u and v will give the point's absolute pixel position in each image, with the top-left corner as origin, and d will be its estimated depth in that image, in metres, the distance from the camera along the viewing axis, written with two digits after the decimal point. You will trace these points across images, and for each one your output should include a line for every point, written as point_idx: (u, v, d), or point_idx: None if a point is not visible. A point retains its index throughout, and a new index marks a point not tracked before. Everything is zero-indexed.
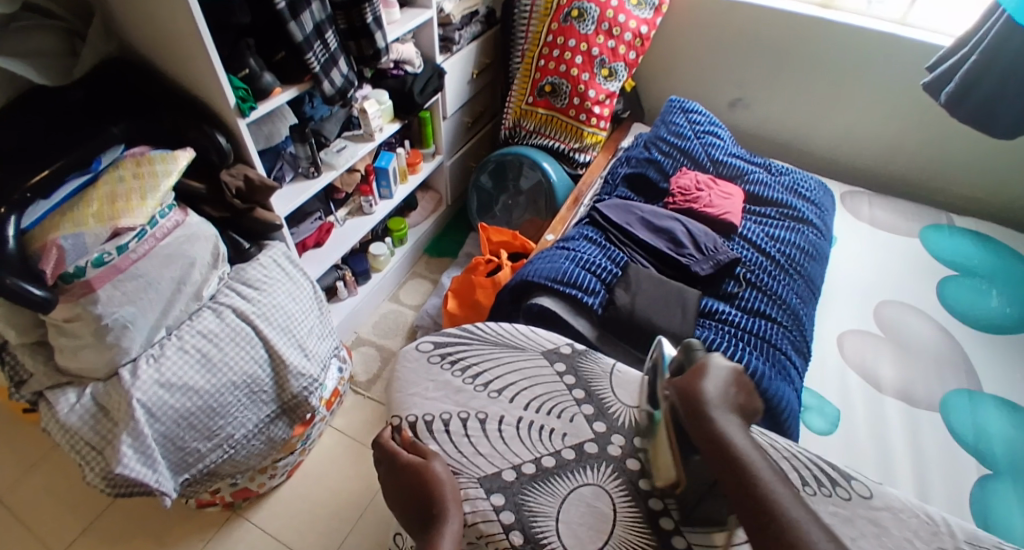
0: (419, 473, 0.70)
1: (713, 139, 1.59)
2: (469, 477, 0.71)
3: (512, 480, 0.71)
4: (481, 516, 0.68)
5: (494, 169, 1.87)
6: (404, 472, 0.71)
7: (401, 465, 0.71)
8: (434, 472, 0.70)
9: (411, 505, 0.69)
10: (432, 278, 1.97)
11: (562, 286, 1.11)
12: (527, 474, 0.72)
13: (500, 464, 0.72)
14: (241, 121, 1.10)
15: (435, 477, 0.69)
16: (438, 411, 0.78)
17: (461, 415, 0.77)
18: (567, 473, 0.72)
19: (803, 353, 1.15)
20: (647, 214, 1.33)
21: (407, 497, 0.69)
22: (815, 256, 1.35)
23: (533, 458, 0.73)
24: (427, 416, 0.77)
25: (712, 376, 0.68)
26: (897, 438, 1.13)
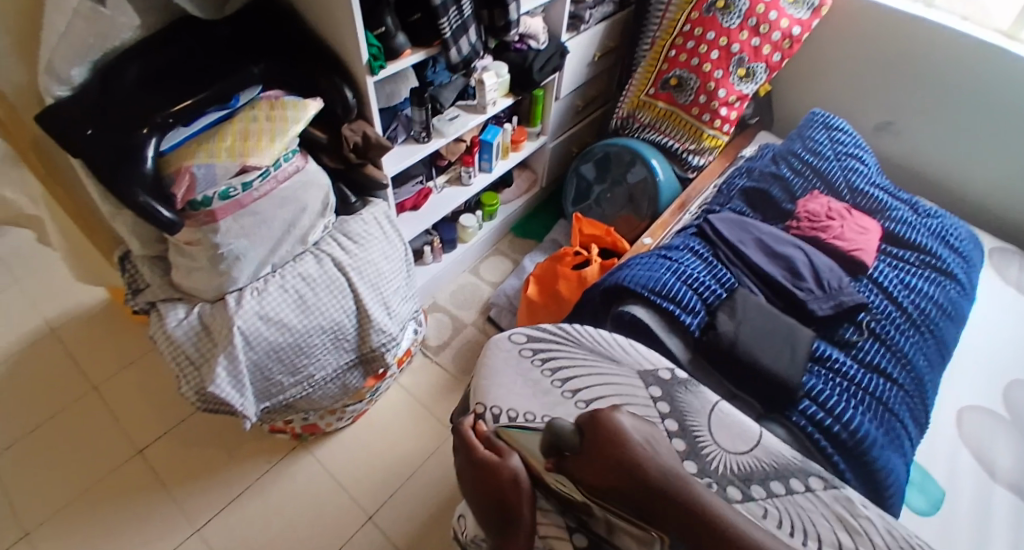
0: (495, 475, 0.69)
1: (856, 164, 1.45)
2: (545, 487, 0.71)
3: None
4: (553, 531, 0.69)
5: (602, 160, 1.81)
6: (478, 470, 0.71)
7: (477, 463, 0.71)
8: (512, 476, 0.69)
9: (487, 505, 0.69)
10: (515, 258, 1.95)
11: (659, 298, 1.05)
12: None
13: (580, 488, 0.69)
14: (369, 79, 1.11)
15: (511, 480, 0.68)
16: (524, 409, 0.76)
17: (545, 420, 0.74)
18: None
19: (920, 423, 1.04)
20: (766, 236, 1.24)
21: (483, 496, 0.70)
22: (951, 315, 1.21)
23: None
24: (511, 411, 0.76)
25: (629, 433, 0.63)
26: (1008, 538, 0.99)
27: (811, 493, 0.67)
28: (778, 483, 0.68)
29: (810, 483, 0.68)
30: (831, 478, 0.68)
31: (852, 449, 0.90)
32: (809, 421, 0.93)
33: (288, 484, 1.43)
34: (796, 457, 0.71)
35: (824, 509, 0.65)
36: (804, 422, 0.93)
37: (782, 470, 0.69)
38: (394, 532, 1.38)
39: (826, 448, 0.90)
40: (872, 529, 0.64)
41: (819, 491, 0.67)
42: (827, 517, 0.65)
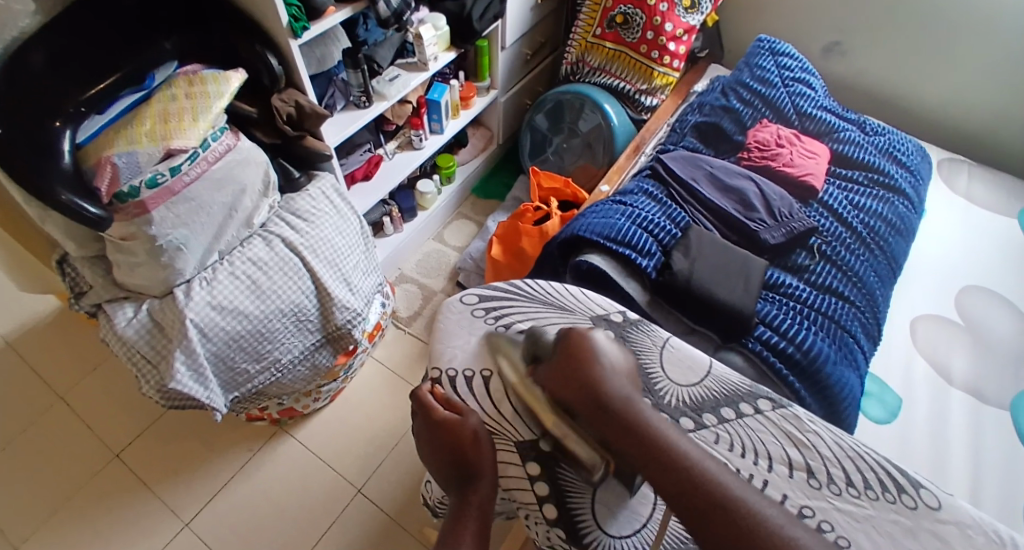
0: (455, 434, 0.74)
1: (803, 89, 1.46)
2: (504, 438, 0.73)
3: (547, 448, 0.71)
4: (516, 482, 0.73)
5: (552, 111, 1.78)
6: (440, 431, 0.76)
7: (439, 425, 0.76)
8: (473, 435, 0.74)
9: (449, 459, 0.76)
10: (478, 220, 1.93)
11: (615, 245, 1.05)
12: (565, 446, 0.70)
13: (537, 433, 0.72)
14: (292, 41, 1.06)
15: (470, 437, 0.74)
16: (479, 367, 0.75)
17: (502, 375, 0.74)
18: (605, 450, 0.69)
19: (873, 337, 1.07)
20: (717, 171, 1.24)
21: (445, 452, 0.76)
22: (900, 230, 1.24)
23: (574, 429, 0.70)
24: (467, 371, 0.75)
25: (598, 359, 0.69)
26: (962, 438, 1.04)
27: (762, 416, 0.68)
28: (729, 409, 0.69)
29: (759, 406, 0.69)
30: (779, 398, 0.69)
31: (806, 367, 0.94)
32: (763, 346, 0.95)
33: (273, 467, 1.43)
34: (744, 381, 0.71)
35: (774, 430, 0.67)
36: (759, 348, 0.95)
37: (731, 397, 0.70)
38: (385, 502, 1.40)
39: (782, 371, 0.93)
40: (821, 443, 0.65)
41: (768, 412, 0.68)
42: (777, 436, 0.67)
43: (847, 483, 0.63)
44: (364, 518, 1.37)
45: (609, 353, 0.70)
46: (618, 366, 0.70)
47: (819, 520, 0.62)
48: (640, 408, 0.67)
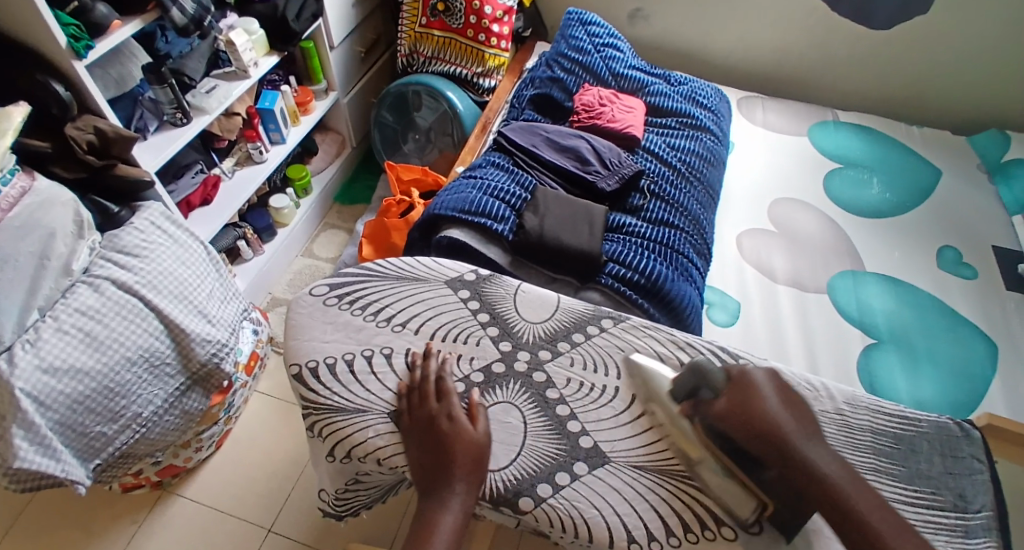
0: (453, 436, 0.68)
1: (613, 52, 1.58)
2: (378, 413, 0.73)
3: None
4: (395, 449, 0.70)
5: (390, 106, 1.77)
6: (434, 426, 0.69)
7: (435, 417, 0.70)
8: (469, 440, 0.68)
9: (430, 459, 0.68)
10: (346, 227, 1.83)
11: (470, 215, 1.07)
12: None
13: (408, 397, 0.74)
14: (76, 63, 1.00)
15: (469, 448, 0.68)
16: (340, 352, 0.78)
17: (364, 354, 0.77)
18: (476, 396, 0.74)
19: (703, 254, 1.21)
20: (552, 134, 1.32)
21: (431, 445, 0.68)
22: (711, 161, 1.39)
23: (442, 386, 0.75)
24: (328, 359, 0.77)
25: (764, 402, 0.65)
26: (795, 324, 1.20)
27: (606, 332, 0.81)
28: (579, 333, 0.80)
29: (604, 325, 0.82)
30: (618, 314, 0.83)
31: (651, 289, 1.05)
32: (615, 279, 1.05)
33: (166, 532, 1.32)
34: (589, 308, 0.84)
35: (617, 342, 0.79)
36: (612, 281, 1.05)
37: (581, 322, 0.82)
38: (298, 532, 1.33)
39: (633, 297, 1.03)
40: (655, 343, 0.80)
41: (611, 328, 0.81)
42: (620, 347, 0.79)
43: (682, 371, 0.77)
44: None
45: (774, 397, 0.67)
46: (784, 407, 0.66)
47: None
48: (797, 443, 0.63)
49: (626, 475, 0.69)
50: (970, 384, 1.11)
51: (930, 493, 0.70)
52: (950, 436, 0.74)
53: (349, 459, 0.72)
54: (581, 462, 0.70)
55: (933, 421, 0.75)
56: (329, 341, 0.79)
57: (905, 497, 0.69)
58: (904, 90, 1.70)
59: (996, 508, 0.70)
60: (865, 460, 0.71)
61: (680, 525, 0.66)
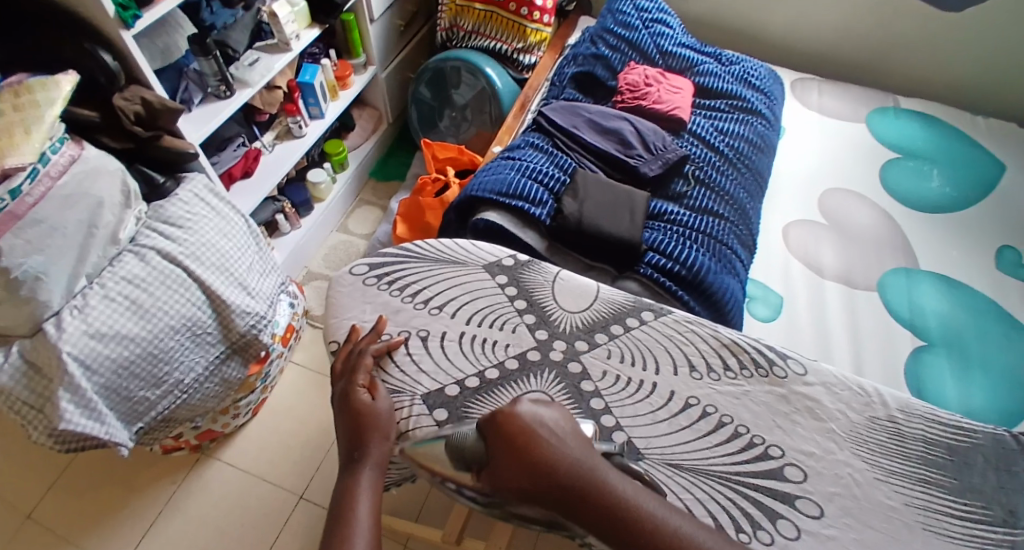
0: (359, 409, 0.70)
1: (663, 29, 1.52)
2: (411, 396, 0.72)
3: (455, 394, 0.72)
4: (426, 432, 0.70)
5: (429, 80, 1.74)
6: (345, 402, 0.71)
7: (347, 394, 0.71)
8: (372, 413, 0.70)
9: (344, 434, 0.70)
10: (381, 205, 1.83)
11: (509, 198, 1.05)
12: (471, 388, 0.73)
13: (444, 381, 0.73)
14: (124, 32, 1.01)
15: (373, 419, 0.69)
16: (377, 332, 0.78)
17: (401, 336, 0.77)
18: (510, 383, 0.73)
19: (748, 246, 1.17)
20: (595, 115, 1.29)
21: (342, 423, 0.71)
22: (761, 147, 1.34)
23: (476, 371, 0.74)
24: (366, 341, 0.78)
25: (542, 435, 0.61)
26: (842, 324, 1.15)
27: (646, 324, 0.78)
28: (618, 324, 0.78)
29: (643, 317, 0.80)
30: (658, 307, 0.80)
31: (692, 281, 1.02)
32: (655, 269, 1.02)
33: (204, 493, 1.37)
34: (629, 298, 0.82)
35: (658, 334, 0.77)
36: (652, 272, 1.02)
37: (621, 312, 0.80)
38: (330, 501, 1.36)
39: (671, 287, 1.01)
40: (698, 338, 0.77)
41: (651, 321, 0.79)
42: (660, 339, 0.77)
43: (724, 368, 0.75)
44: (311, 521, 1.34)
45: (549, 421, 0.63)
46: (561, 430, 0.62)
47: (704, 405, 0.72)
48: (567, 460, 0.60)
49: (659, 473, 0.67)
50: None
51: (983, 508, 0.66)
52: (1005, 449, 0.71)
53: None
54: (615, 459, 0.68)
55: (988, 434, 0.71)
56: (368, 322, 0.79)
57: (954, 511, 0.66)
58: (972, 75, 1.60)
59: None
60: (912, 470, 0.68)
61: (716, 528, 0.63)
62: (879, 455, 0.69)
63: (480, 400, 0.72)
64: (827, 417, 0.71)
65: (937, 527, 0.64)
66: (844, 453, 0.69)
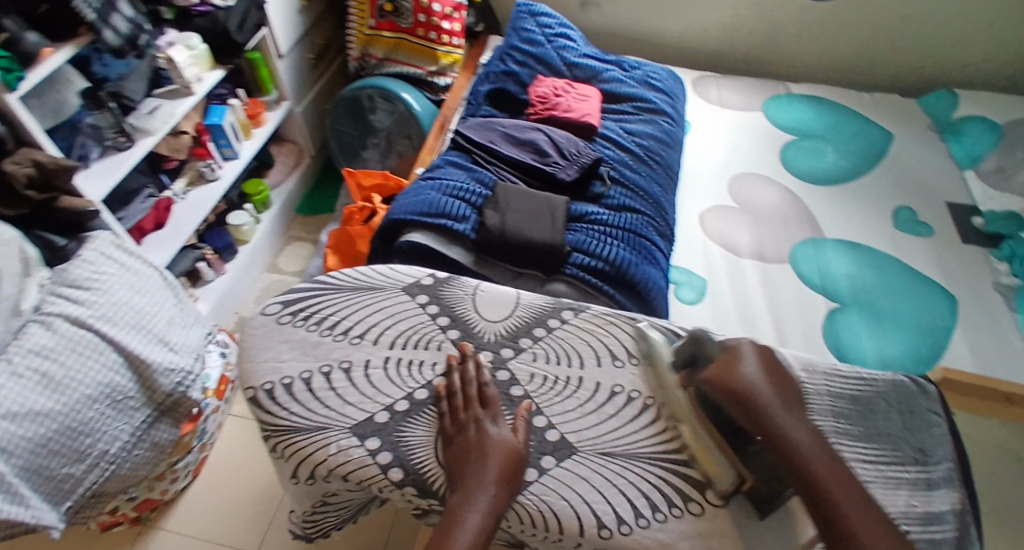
0: (484, 440, 0.67)
1: (565, 42, 1.58)
2: (339, 429, 0.70)
3: (385, 421, 0.71)
4: (357, 463, 0.68)
5: (344, 110, 1.69)
6: (473, 431, 0.68)
7: (478, 422, 0.68)
8: (503, 442, 0.67)
9: (460, 463, 0.66)
10: (312, 239, 1.78)
11: (431, 217, 1.06)
12: (400, 412, 0.72)
13: (371, 408, 0.72)
14: (10, 96, 0.97)
15: (492, 449, 0.66)
16: (298, 371, 0.75)
17: (322, 371, 0.75)
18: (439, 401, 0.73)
19: (667, 237, 1.22)
20: (508, 128, 1.31)
21: (461, 457, 0.67)
22: (669, 143, 1.40)
23: (405, 394, 0.73)
24: (284, 380, 0.75)
25: (747, 370, 0.67)
26: (761, 298, 1.21)
27: (568, 323, 0.81)
28: (540, 327, 0.80)
29: (564, 317, 0.82)
30: (578, 304, 0.83)
31: (617, 276, 1.05)
32: (580, 268, 1.05)
33: None
34: (549, 300, 0.84)
35: (579, 332, 0.80)
36: (578, 271, 1.04)
37: (543, 314, 0.82)
38: None
39: (597, 284, 1.03)
40: (618, 330, 0.81)
41: (572, 319, 0.82)
42: (583, 337, 0.80)
43: (643, 353, 0.79)
44: None
45: (764, 378, 0.67)
46: (772, 384, 0.67)
47: (629, 392, 0.75)
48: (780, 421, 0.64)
49: (593, 462, 0.69)
50: (933, 337, 1.14)
51: (891, 449, 0.72)
52: (905, 392, 0.77)
53: (315, 479, 0.71)
54: (548, 456, 0.69)
55: (890, 380, 0.78)
56: (286, 360, 0.76)
57: (867, 456, 0.71)
58: (853, 59, 1.73)
59: (955, 457, 0.73)
60: (826, 422, 0.71)
61: (647, 506, 0.66)
62: None
63: (412, 421, 0.71)
64: None
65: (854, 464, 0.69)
66: None
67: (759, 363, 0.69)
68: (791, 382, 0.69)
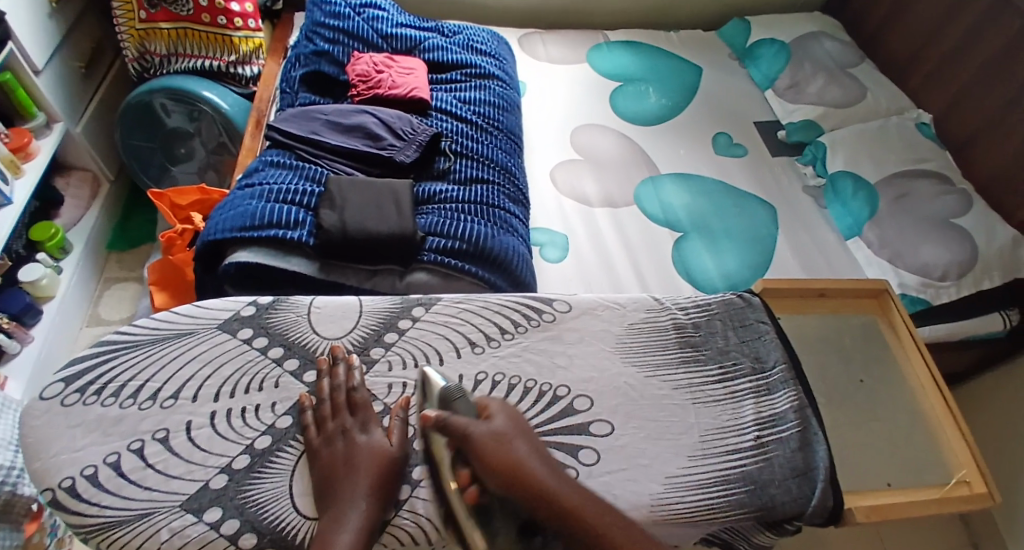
0: (356, 451, 0.64)
1: (376, 13, 1.48)
2: (166, 510, 0.61)
3: (223, 485, 0.63)
4: (198, 541, 0.60)
5: (131, 122, 1.43)
6: (340, 442, 0.65)
7: (343, 431, 0.66)
8: (374, 450, 0.65)
9: (330, 478, 0.63)
10: (136, 277, 1.57)
11: (255, 231, 0.95)
12: (240, 468, 0.64)
13: (203, 475, 0.64)
14: None
15: (367, 459, 0.64)
16: (101, 456, 0.64)
17: (132, 447, 0.65)
18: (285, 444, 0.67)
19: (520, 201, 1.20)
20: (332, 116, 1.20)
21: (332, 472, 0.63)
22: (506, 107, 1.37)
23: (243, 447, 0.66)
24: (86, 470, 0.63)
25: (498, 423, 0.62)
26: (617, 241, 1.24)
27: (422, 320, 0.78)
28: (393, 331, 0.76)
29: (416, 315, 0.79)
30: (426, 298, 0.80)
31: (477, 253, 1.01)
32: (438, 253, 1.00)
33: None
34: (397, 299, 0.80)
35: (433, 327, 0.77)
36: (435, 256, 0.99)
37: (394, 314, 0.78)
38: None
39: (458, 265, 0.99)
40: (472, 315, 0.79)
41: (424, 315, 0.78)
42: (438, 330, 0.77)
43: (502, 332, 0.77)
44: None
45: (513, 427, 0.63)
46: (520, 432, 0.62)
47: (494, 375, 0.74)
48: (545, 480, 0.58)
49: None
50: (761, 244, 1.24)
51: (734, 364, 0.79)
52: (737, 309, 0.85)
53: None
54: (418, 466, 0.67)
55: (722, 302, 0.85)
56: (83, 448, 0.64)
57: (716, 377, 0.78)
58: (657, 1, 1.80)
59: (787, 358, 0.81)
60: (673, 355, 0.79)
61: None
62: (644, 354, 0.79)
63: (257, 476, 0.64)
64: (595, 339, 0.79)
65: (704, 398, 0.76)
66: (618, 365, 0.77)
67: (507, 418, 0.64)
68: (534, 438, 0.64)
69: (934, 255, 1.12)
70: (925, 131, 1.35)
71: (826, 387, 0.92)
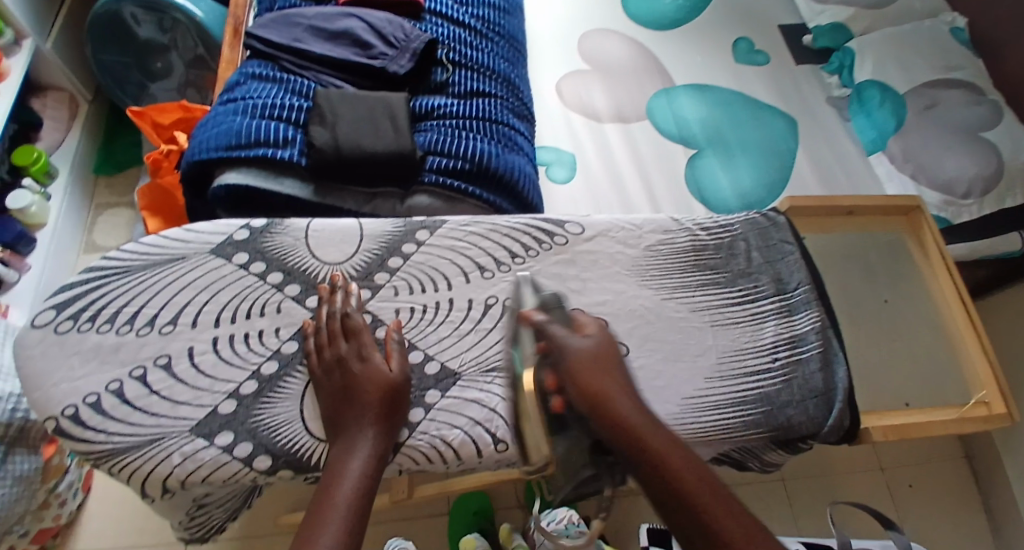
0: (358, 378, 0.63)
1: None
2: (175, 437, 0.61)
3: (233, 410, 0.63)
4: (211, 464, 0.60)
5: (102, 36, 1.34)
6: (340, 371, 0.63)
7: (341, 359, 0.64)
8: (377, 377, 0.63)
9: (336, 407, 0.62)
10: (127, 202, 1.52)
11: (243, 149, 0.90)
12: (249, 394, 0.64)
13: (212, 400, 0.63)
14: None
15: (369, 386, 0.62)
16: (103, 383, 0.63)
17: (135, 375, 0.64)
18: (293, 369, 0.66)
19: (524, 116, 1.14)
20: (316, 21, 1.11)
21: (338, 400, 0.62)
22: (506, 10, 1.27)
23: (249, 373, 0.65)
24: (89, 398, 0.62)
25: (578, 349, 0.60)
26: (627, 159, 1.19)
27: (426, 244, 0.74)
28: (397, 255, 0.73)
29: (420, 238, 0.75)
30: (430, 220, 0.76)
31: (479, 173, 0.97)
32: (438, 174, 0.95)
33: None
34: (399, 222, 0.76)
35: (439, 250, 0.74)
36: (436, 178, 0.95)
37: (398, 236, 0.75)
38: None
39: (460, 187, 0.95)
40: (480, 238, 0.75)
41: (428, 239, 0.75)
42: (443, 253, 0.74)
43: (512, 257, 0.75)
44: None
45: (590, 352, 0.60)
46: (604, 366, 0.59)
47: (502, 299, 0.72)
48: (621, 408, 0.56)
49: (480, 383, 0.67)
50: (775, 161, 1.19)
51: (752, 287, 0.77)
52: (760, 229, 0.82)
53: (171, 491, 0.62)
54: (431, 390, 0.66)
55: (744, 222, 0.82)
56: (83, 376, 0.64)
57: (733, 299, 0.76)
58: None
59: (811, 279, 0.79)
60: (691, 279, 0.77)
61: None
62: (662, 277, 0.76)
63: (266, 401, 0.64)
64: (609, 262, 0.76)
65: (722, 320, 0.75)
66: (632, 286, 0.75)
67: (597, 346, 0.61)
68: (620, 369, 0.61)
69: (957, 169, 1.07)
70: (959, 34, 1.25)
71: (848, 303, 0.99)
